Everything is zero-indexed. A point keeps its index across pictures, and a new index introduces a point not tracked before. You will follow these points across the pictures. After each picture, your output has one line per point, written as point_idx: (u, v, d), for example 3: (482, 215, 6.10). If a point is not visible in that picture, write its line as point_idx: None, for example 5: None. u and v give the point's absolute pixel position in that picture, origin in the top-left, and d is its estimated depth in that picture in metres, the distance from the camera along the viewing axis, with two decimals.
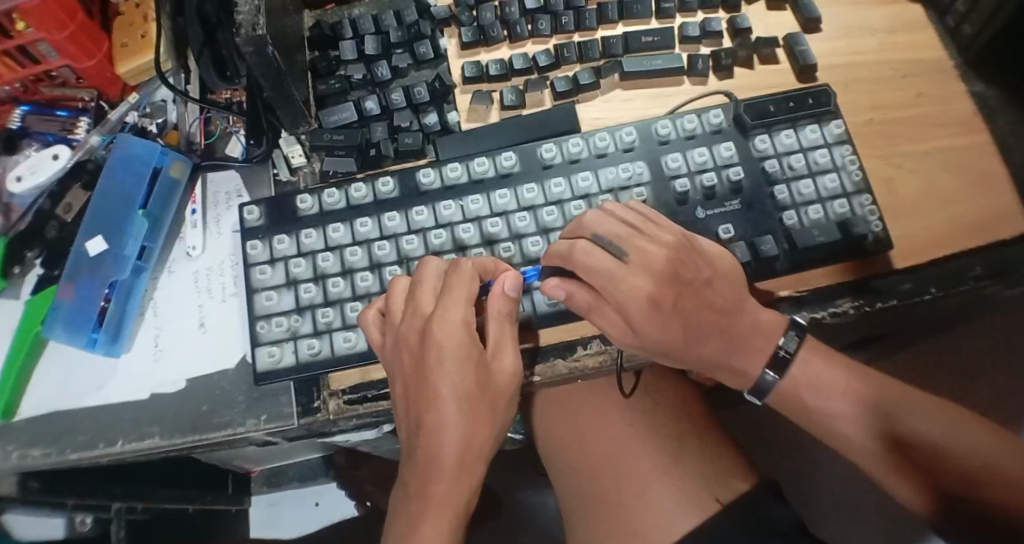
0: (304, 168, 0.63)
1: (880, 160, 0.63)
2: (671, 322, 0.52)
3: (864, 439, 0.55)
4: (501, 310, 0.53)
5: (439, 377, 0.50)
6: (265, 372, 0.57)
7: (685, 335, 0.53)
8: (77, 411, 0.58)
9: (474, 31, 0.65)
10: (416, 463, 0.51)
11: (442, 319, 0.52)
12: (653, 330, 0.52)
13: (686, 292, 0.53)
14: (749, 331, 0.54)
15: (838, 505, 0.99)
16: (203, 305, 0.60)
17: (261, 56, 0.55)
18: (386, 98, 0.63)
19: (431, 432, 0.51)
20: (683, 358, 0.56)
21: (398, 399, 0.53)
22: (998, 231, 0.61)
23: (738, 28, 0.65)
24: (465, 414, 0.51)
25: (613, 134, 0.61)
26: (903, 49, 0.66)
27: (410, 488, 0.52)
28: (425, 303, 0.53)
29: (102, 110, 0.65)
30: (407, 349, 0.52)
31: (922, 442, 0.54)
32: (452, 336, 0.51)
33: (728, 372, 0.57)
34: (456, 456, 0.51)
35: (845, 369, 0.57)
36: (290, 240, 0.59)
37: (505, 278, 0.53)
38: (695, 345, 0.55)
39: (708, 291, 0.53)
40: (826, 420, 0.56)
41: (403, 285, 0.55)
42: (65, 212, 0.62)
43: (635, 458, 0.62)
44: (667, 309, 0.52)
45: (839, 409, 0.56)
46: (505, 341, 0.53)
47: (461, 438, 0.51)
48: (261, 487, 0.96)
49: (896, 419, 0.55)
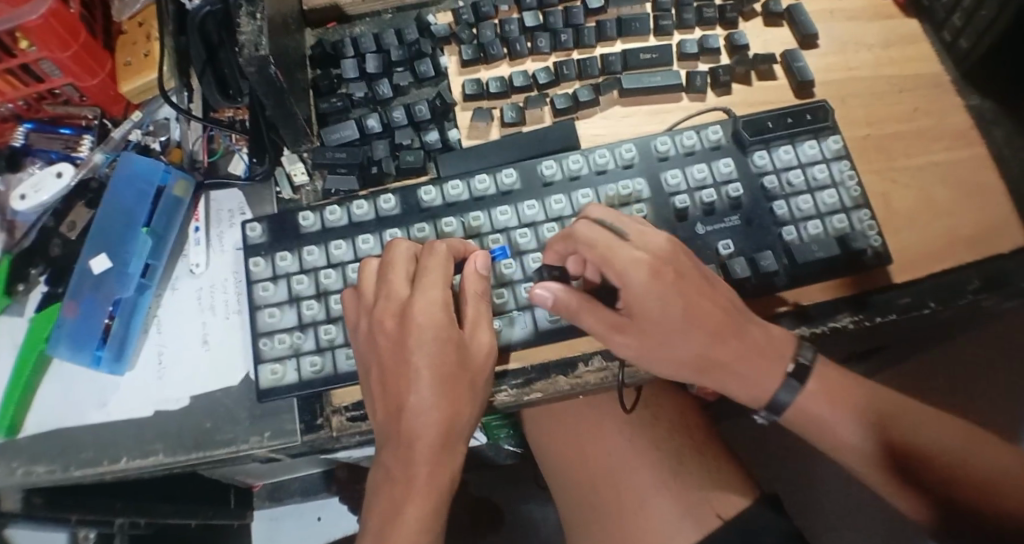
0: (306, 186, 0.64)
1: (878, 175, 0.64)
2: (670, 298, 0.51)
3: (867, 450, 0.55)
4: (476, 290, 0.55)
5: (419, 358, 0.52)
6: (268, 389, 0.57)
7: (685, 320, 0.52)
8: (81, 428, 0.58)
9: (474, 49, 0.65)
10: (397, 444, 0.52)
11: (419, 301, 0.53)
12: (663, 313, 0.52)
13: (687, 273, 0.52)
14: (756, 336, 0.54)
15: (841, 516, 0.98)
16: (207, 322, 0.61)
17: (264, 77, 0.56)
18: (387, 116, 0.63)
19: (412, 412, 0.52)
20: (684, 358, 0.54)
21: (374, 383, 0.53)
22: (996, 243, 0.61)
23: (735, 45, 0.65)
24: (446, 392, 0.52)
25: (613, 151, 0.62)
26: (900, 64, 0.67)
27: (394, 470, 0.53)
28: (399, 286, 0.54)
29: (105, 127, 0.66)
30: (383, 333, 0.53)
31: (927, 451, 0.54)
32: (430, 316, 0.53)
33: (732, 374, 0.55)
34: (439, 433, 0.52)
35: (850, 381, 0.57)
36: (292, 257, 0.60)
37: (476, 257, 0.56)
38: (699, 348, 0.53)
39: (707, 281, 0.53)
40: (832, 430, 0.56)
41: (372, 266, 0.56)
42: (68, 230, 0.62)
43: (635, 474, 0.62)
44: (667, 281, 0.51)
45: (847, 420, 0.56)
46: (482, 318, 0.55)
47: (443, 415, 0.52)
48: (263, 502, 0.96)
49: (892, 425, 0.55)
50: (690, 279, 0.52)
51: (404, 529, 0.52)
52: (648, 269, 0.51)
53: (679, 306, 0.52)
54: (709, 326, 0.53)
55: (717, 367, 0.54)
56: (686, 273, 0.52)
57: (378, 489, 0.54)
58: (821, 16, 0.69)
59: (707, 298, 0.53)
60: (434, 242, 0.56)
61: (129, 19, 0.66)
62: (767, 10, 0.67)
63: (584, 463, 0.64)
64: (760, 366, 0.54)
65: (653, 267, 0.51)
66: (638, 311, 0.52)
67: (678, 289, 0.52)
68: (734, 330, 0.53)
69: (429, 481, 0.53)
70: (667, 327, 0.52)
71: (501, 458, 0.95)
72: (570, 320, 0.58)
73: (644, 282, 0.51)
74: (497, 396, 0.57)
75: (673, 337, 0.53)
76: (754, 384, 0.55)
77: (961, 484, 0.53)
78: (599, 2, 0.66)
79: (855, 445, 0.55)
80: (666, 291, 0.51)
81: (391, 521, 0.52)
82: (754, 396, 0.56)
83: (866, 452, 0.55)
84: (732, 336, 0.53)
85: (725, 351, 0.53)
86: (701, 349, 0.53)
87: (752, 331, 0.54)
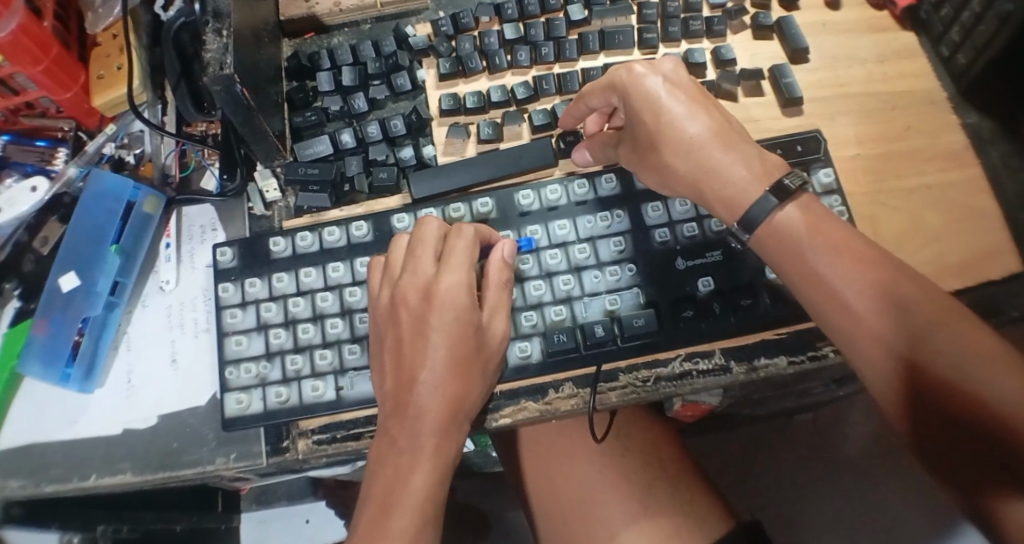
0: (279, 202, 0.63)
1: (867, 196, 0.61)
2: (663, 98, 0.54)
3: (869, 332, 0.46)
4: (499, 278, 0.54)
5: (439, 333, 0.51)
6: (233, 418, 0.56)
7: (671, 116, 0.53)
8: (50, 444, 0.58)
9: (452, 62, 0.64)
10: (406, 413, 0.50)
11: (446, 278, 0.52)
12: (651, 109, 0.54)
13: (684, 84, 0.54)
14: (745, 147, 0.52)
15: (831, 528, 0.98)
16: (175, 340, 0.61)
17: (230, 95, 0.54)
18: (361, 130, 0.62)
19: (422, 385, 0.50)
20: (671, 155, 0.53)
21: (388, 355, 0.52)
22: (987, 270, 0.59)
23: (721, 59, 0.63)
24: (461, 371, 0.51)
25: (593, 181, 0.60)
26: (894, 80, 0.65)
27: (400, 439, 0.50)
28: (426, 264, 0.53)
29: (80, 139, 0.65)
30: (406, 307, 0.52)
31: (945, 363, 0.44)
32: (456, 297, 0.52)
33: (718, 179, 0.52)
34: (447, 410, 0.51)
35: (878, 268, 0.47)
36: (261, 283, 0.59)
37: (503, 245, 0.56)
38: (689, 141, 0.53)
39: (705, 95, 0.54)
40: (834, 292, 0.48)
41: (403, 242, 0.56)
42: (41, 245, 0.63)
43: (603, 504, 0.64)
44: (662, 87, 0.54)
45: (853, 302, 0.47)
46: (501, 306, 0.54)
47: (454, 393, 0.51)
48: (250, 504, 0.95)
49: (910, 316, 0.46)
50: (683, 91, 0.54)
51: (409, 500, 0.48)
52: (634, 73, 0.54)
53: (658, 111, 0.53)
54: (701, 129, 0.53)
55: (702, 172, 0.52)
56: (681, 83, 0.54)
57: (379, 463, 0.50)
58: (813, 28, 0.66)
59: (702, 105, 0.54)
60: (463, 227, 0.55)
61: (103, 31, 0.65)
62: (756, 23, 0.65)
63: (554, 493, 0.66)
64: (748, 172, 0.51)
65: (640, 72, 0.54)
66: (634, 119, 0.55)
67: (664, 93, 0.54)
68: (725, 140, 0.52)
69: (438, 455, 0.50)
70: (656, 123, 0.54)
71: (487, 462, 0.89)
72: (540, 357, 0.56)
73: (630, 87, 0.54)
74: None
75: (659, 135, 0.54)
76: (739, 193, 0.51)
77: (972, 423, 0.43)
78: (582, 15, 0.64)
79: (857, 333, 0.47)
80: (652, 91, 0.54)
81: (395, 493, 0.49)
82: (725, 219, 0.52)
83: (878, 353, 0.46)
84: (720, 143, 0.52)
85: (712, 154, 0.52)
86: (683, 152, 0.53)
87: (748, 148, 0.52)
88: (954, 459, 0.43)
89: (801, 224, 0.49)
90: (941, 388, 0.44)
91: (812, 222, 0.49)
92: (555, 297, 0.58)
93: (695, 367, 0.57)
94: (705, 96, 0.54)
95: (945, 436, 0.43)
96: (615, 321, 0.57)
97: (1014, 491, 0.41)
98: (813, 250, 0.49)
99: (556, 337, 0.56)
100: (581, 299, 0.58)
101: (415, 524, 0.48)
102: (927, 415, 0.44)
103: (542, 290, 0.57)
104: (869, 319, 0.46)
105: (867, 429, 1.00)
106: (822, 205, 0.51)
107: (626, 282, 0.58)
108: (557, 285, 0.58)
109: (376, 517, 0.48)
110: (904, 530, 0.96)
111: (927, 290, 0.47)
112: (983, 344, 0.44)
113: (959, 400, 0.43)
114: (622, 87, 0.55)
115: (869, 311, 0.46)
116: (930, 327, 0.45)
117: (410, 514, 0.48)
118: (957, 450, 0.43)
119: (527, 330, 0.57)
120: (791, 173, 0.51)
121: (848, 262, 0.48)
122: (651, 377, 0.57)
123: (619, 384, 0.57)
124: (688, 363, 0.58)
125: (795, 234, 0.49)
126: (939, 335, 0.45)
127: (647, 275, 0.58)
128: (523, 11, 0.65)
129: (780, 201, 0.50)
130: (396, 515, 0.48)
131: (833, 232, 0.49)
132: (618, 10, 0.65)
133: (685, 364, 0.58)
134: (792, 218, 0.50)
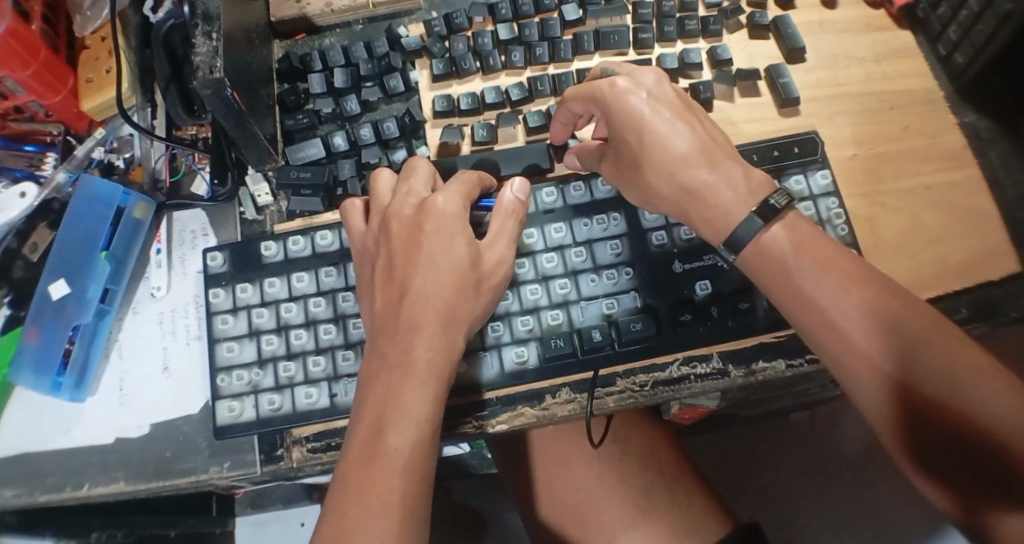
0: (271, 207, 0.62)
1: (864, 197, 0.61)
2: (646, 114, 0.53)
3: (856, 349, 0.46)
4: (509, 209, 0.54)
5: (434, 243, 0.50)
6: (225, 426, 0.56)
7: (653, 135, 0.52)
8: (43, 453, 0.57)
9: (445, 63, 0.63)
10: (397, 328, 0.48)
11: (438, 194, 0.52)
12: (632, 126, 0.53)
13: (667, 98, 0.54)
14: (728, 166, 0.52)
15: (828, 526, 0.97)
16: (167, 347, 0.60)
17: (220, 97, 0.53)
18: (354, 133, 0.61)
19: (417, 292, 0.49)
20: (650, 174, 0.53)
21: (379, 273, 0.51)
22: (987, 272, 0.58)
23: (717, 59, 0.62)
24: (454, 283, 0.49)
25: (590, 184, 0.59)
26: (892, 80, 0.64)
27: (391, 355, 0.47)
28: (420, 189, 0.53)
29: (69, 144, 0.65)
30: (400, 221, 0.51)
31: (932, 378, 0.44)
32: (449, 212, 0.51)
33: (701, 203, 0.51)
34: (444, 317, 0.48)
35: (860, 279, 0.47)
36: (253, 288, 0.58)
37: (512, 184, 0.55)
38: (670, 157, 0.52)
39: (694, 111, 0.54)
40: (819, 309, 0.47)
41: (387, 178, 0.55)
42: (30, 252, 0.62)
43: (600, 508, 0.64)
44: (643, 100, 0.53)
45: (838, 319, 0.46)
46: (504, 235, 0.53)
47: (448, 305, 0.49)
48: (245, 508, 0.95)
49: (897, 329, 0.45)
50: (667, 107, 0.53)
51: (406, 417, 0.45)
52: (615, 88, 0.54)
53: (640, 128, 0.53)
54: (682, 147, 0.52)
55: (684, 192, 0.52)
56: (665, 98, 0.53)
57: (370, 383, 0.47)
58: (810, 27, 0.65)
59: (688, 121, 0.53)
60: (463, 172, 0.55)
61: (91, 34, 0.64)
62: (752, 22, 0.64)
63: (553, 498, 0.66)
64: (732, 192, 0.51)
65: (623, 88, 0.54)
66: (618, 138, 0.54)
67: (648, 110, 0.53)
68: (709, 159, 0.52)
69: (431, 371, 0.47)
70: (637, 142, 0.53)
71: (484, 465, 0.89)
72: (536, 362, 0.56)
73: (612, 102, 0.54)
74: (458, 429, 0.56)
75: (641, 154, 0.53)
76: (723, 214, 0.51)
77: (961, 434, 0.42)
78: (576, 14, 0.63)
79: (842, 350, 0.46)
80: (634, 108, 0.53)
81: (388, 411, 0.45)
82: (716, 234, 0.51)
83: (869, 364, 0.45)
84: (701, 160, 0.52)
85: (691, 173, 0.51)
86: (665, 171, 0.52)
87: (732, 167, 0.52)
88: (948, 469, 0.43)
89: (785, 243, 0.49)
90: (931, 400, 0.43)
91: (795, 238, 0.49)
92: (551, 301, 0.57)
93: (693, 371, 0.57)
94: (691, 111, 0.54)
95: (938, 446, 0.43)
96: (612, 326, 0.57)
97: (1007, 505, 0.41)
98: (797, 262, 0.48)
99: (553, 342, 0.56)
100: (577, 303, 0.57)
101: (412, 442, 0.44)
102: (916, 429, 0.44)
103: (537, 294, 0.57)
104: (858, 336, 0.46)
105: (865, 427, 0.99)
106: (807, 221, 0.51)
107: (623, 286, 0.57)
108: (553, 289, 0.57)
109: (371, 433, 0.45)
110: (904, 531, 0.95)
111: (915, 307, 0.46)
112: (967, 355, 0.44)
113: (948, 414, 0.43)
114: (604, 100, 0.54)
115: (857, 328, 0.46)
116: (917, 337, 0.45)
117: (406, 429, 0.45)
118: (947, 458, 0.43)
119: (523, 335, 0.56)
120: (776, 192, 0.50)
121: (832, 279, 0.47)
122: (649, 381, 0.57)
123: (618, 388, 0.57)
124: (686, 367, 0.57)
125: (778, 252, 0.49)
126: (925, 345, 0.44)
127: (645, 279, 0.58)
128: (516, 11, 0.64)
129: (765, 222, 0.49)
130: (390, 433, 0.44)
131: (816, 246, 0.49)
132: (614, 9, 0.64)
133: (683, 368, 0.57)
134: (776, 236, 0.49)
